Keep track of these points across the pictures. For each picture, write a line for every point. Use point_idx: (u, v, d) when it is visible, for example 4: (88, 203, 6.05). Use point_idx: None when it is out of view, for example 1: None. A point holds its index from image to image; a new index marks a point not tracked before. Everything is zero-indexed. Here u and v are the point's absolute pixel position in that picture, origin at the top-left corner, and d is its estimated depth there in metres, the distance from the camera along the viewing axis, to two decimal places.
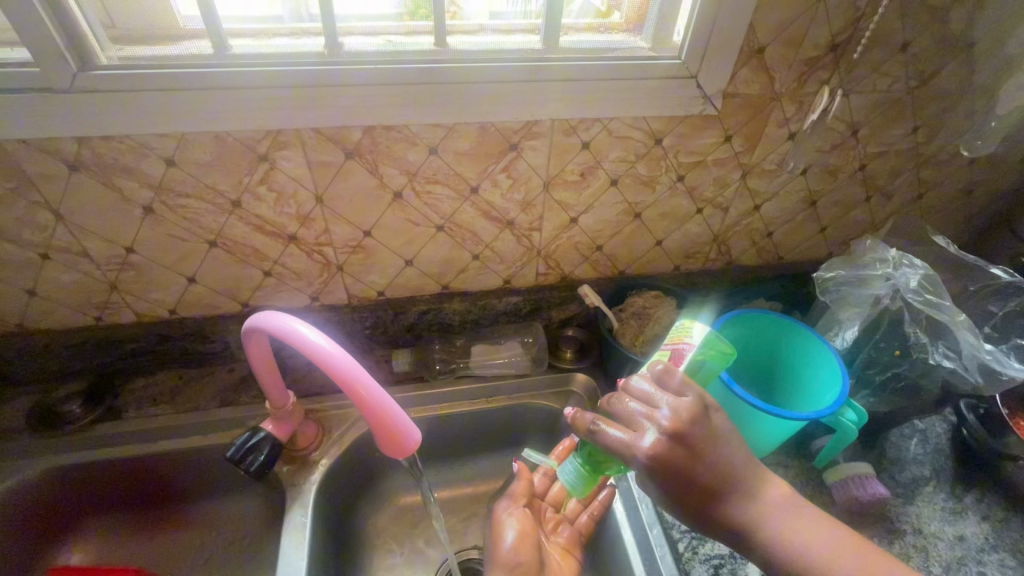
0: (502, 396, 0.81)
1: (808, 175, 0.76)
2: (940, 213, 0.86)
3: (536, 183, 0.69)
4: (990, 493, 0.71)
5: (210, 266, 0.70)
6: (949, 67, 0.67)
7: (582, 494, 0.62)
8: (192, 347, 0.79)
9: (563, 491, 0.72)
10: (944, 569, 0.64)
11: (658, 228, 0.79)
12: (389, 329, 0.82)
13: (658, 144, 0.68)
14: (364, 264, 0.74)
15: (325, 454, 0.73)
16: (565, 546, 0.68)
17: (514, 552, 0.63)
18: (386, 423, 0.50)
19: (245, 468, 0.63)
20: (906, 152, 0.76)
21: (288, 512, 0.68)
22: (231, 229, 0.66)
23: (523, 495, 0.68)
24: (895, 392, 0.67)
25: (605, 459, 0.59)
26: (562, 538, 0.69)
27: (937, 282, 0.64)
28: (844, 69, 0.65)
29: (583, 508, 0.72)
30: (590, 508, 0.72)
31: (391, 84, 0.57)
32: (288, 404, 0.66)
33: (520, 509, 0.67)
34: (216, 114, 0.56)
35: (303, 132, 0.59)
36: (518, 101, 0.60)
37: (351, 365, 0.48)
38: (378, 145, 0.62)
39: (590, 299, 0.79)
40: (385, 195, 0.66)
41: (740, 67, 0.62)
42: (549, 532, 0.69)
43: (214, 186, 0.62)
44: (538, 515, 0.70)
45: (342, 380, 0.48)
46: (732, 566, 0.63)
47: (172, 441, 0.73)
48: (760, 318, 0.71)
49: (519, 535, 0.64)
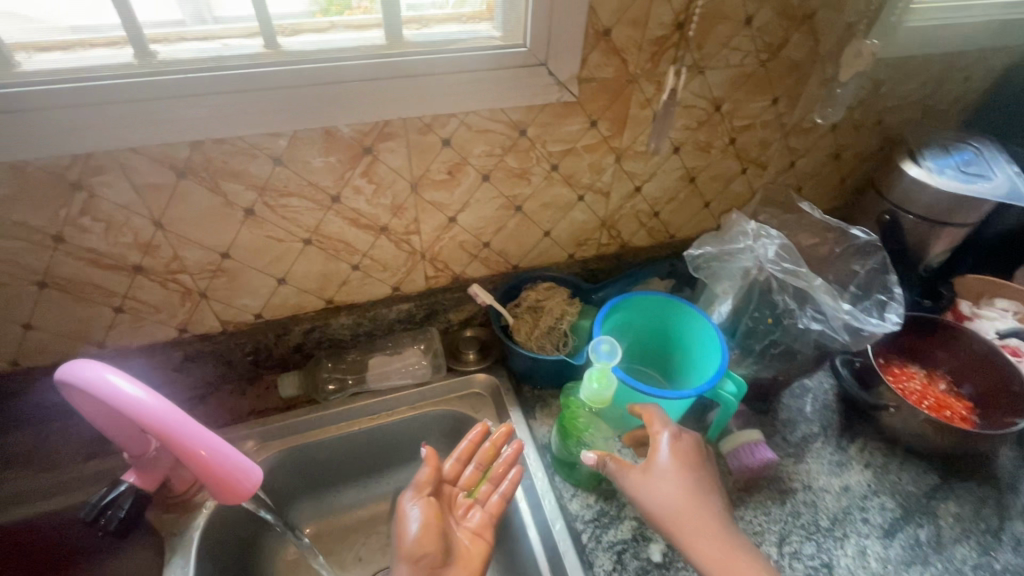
0: (402, 408, 0.79)
1: (680, 153, 0.77)
2: (813, 179, 0.90)
3: (402, 186, 0.66)
4: (871, 440, 0.76)
5: (44, 309, 0.63)
6: (795, 38, 0.69)
7: (584, 394, 0.60)
8: (46, 398, 0.71)
9: (475, 474, 0.66)
10: (831, 521, 0.68)
11: (542, 219, 0.78)
12: (274, 352, 0.77)
13: (523, 135, 0.66)
14: (230, 287, 0.69)
15: (209, 496, 0.68)
16: (475, 530, 0.62)
17: (418, 545, 0.57)
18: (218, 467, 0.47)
19: (103, 525, 0.58)
20: (770, 123, 0.78)
21: (168, 565, 0.63)
22: (59, 267, 0.59)
23: (428, 484, 0.61)
24: (774, 358, 0.70)
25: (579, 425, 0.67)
26: (472, 522, 0.62)
27: (792, 249, 0.67)
28: (695, 46, 0.65)
29: (496, 488, 0.66)
30: (501, 487, 0.65)
31: (212, 93, 0.52)
32: (149, 451, 0.59)
33: (425, 499, 0.60)
34: (6, 142, 0.49)
35: (122, 154, 0.53)
36: (363, 102, 0.57)
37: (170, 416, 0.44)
38: (212, 161, 0.57)
39: (482, 298, 0.77)
40: (235, 213, 0.61)
41: (590, 51, 0.61)
42: (458, 518, 0.63)
43: (25, 223, 0.55)
44: (448, 501, 0.63)
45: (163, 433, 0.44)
46: (634, 549, 0.64)
47: (29, 506, 0.66)
48: (642, 300, 0.71)
49: (423, 525, 0.58)
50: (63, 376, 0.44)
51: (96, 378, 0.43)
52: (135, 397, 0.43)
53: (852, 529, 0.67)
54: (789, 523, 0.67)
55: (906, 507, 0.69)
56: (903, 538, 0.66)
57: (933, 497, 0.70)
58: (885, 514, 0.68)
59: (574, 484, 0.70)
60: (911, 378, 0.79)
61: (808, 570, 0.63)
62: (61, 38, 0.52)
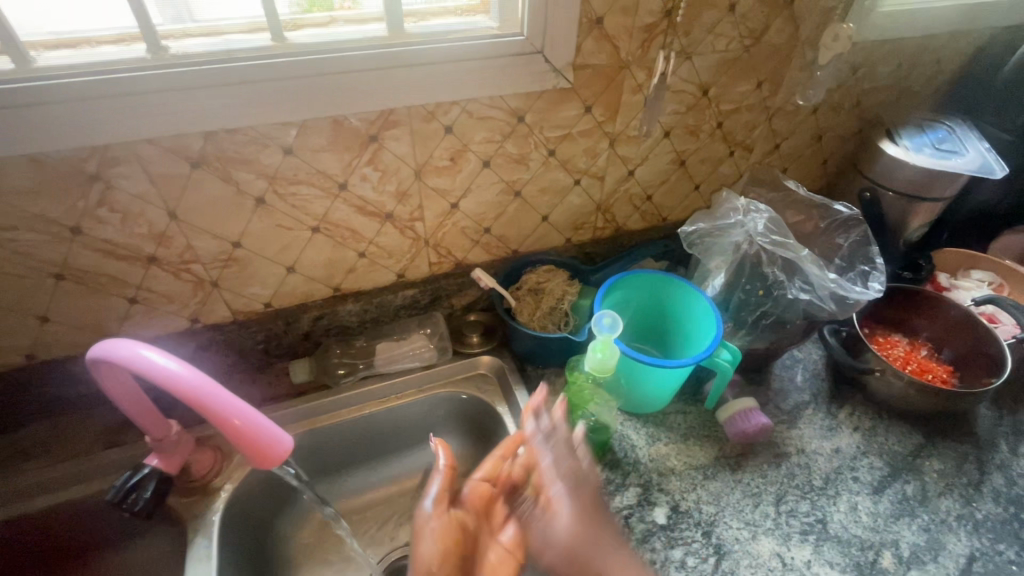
0: (410, 390, 0.82)
1: (671, 137, 0.80)
2: (797, 160, 0.94)
3: (407, 173, 0.69)
4: (859, 405, 0.80)
5: (61, 301, 0.64)
6: (776, 23, 0.73)
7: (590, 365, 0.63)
8: (62, 391, 0.72)
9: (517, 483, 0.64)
10: (824, 480, 0.71)
11: (541, 204, 0.81)
12: (284, 340, 0.79)
13: (521, 121, 0.69)
14: (241, 277, 0.71)
15: (228, 480, 0.70)
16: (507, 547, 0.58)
17: (431, 557, 0.59)
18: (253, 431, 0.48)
19: (127, 508, 0.60)
20: (755, 107, 0.82)
21: (191, 546, 0.65)
22: (76, 259, 0.61)
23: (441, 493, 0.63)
24: (767, 329, 0.73)
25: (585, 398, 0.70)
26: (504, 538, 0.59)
27: (779, 223, 0.71)
28: (682, 32, 0.68)
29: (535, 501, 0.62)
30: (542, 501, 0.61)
31: (223, 85, 0.55)
32: (171, 434, 0.63)
33: (439, 509, 0.62)
34: (27, 135, 0.51)
35: (138, 146, 0.55)
36: (368, 91, 0.59)
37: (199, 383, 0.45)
38: (225, 151, 0.59)
39: (484, 283, 0.79)
40: (246, 201, 0.63)
41: (584, 39, 0.64)
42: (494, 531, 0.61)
43: (45, 215, 0.57)
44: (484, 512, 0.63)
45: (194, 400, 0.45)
46: (639, 513, 0.68)
47: (52, 495, 0.68)
48: (640, 277, 0.74)
49: (436, 535, 0.60)
50: (102, 351, 0.46)
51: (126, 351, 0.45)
52: (169, 368, 0.45)
53: (844, 488, 0.71)
54: (785, 484, 0.71)
55: (893, 465, 0.73)
56: (891, 493, 0.70)
57: (918, 455, 0.74)
58: (874, 472, 0.72)
59: None
60: (895, 347, 0.83)
61: (804, 526, 0.67)
62: (65, 36, 0.54)
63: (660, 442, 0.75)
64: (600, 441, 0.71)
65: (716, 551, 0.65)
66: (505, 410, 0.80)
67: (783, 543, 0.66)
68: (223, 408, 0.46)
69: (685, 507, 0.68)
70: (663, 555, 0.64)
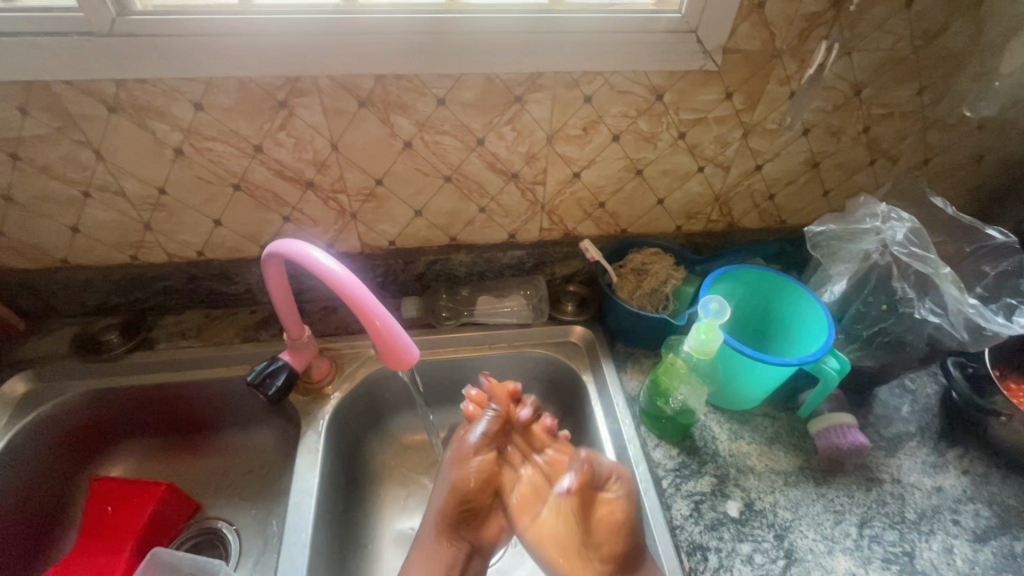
0: (504, 343, 0.86)
1: (810, 136, 0.77)
2: (950, 180, 0.85)
3: (539, 137, 0.72)
4: (972, 450, 0.74)
5: (233, 209, 0.75)
6: (956, 25, 0.68)
7: (697, 343, 0.65)
8: (218, 287, 0.85)
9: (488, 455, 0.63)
10: (919, 516, 0.68)
11: (659, 186, 0.81)
12: (399, 278, 0.87)
13: (659, 100, 0.70)
14: (376, 213, 0.78)
15: (337, 388, 0.80)
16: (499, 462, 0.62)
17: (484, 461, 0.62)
18: (390, 338, 0.59)
19: (264, 390, 0.71)
20: (912, 115, 0.76)
21: (304, 436, 0.75)
22: (253, 174, 0.71)
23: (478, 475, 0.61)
24: (882, 347, 0.72)
25: (670, 385, 0.71)
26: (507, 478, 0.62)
27: (922, 234, 0.69)
28: (845, 25, 0.66)
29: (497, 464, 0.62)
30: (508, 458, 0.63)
31: (398, 32, 0.60)
32: (304, 336, 0.74)
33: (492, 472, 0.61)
34: (238, 57, 0.60)
35: (320, 80, 0.63)
36: (523, 53, 0.63)
37: (356, 287, 0.57)
38: (389, 94, 0.66)
39: (591, 254, 0.81)
40: (395, 144, 0.70)
41: (741, 22, 0.64)
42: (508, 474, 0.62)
43: (238, 131, 0.66)
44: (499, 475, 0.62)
45: (348, 299, 0.57)
46: (712, 502, 0.68)
47: (200, 370, 0.81)
48: (757, 273, 0.74)
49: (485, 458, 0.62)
50: (288, 249, 0.58)
51: (263, 257, 0.61)
52: (331, 269, 0.57)
53: (940, 527, 0.67)
54: (873, 509, 0.68)
55: (1003, 518, 0.68)
56: (994, 545, 0.65)
57: None
58: (979, 520, 0.67)
59: (658, 436, 0.74)
60: None
61: (888, 554, 0.64)
62: None
63: (743, 439, 0.74)
64: (683, 426, 0.72)
65: (786, 556, 0.64)
66: (589, 378, 0.82)
67: (862, 565, 0.63)
68: (373, 310, 0.57)
69: (760, 507, 0.68)
70: (729, 546, 0.64)
